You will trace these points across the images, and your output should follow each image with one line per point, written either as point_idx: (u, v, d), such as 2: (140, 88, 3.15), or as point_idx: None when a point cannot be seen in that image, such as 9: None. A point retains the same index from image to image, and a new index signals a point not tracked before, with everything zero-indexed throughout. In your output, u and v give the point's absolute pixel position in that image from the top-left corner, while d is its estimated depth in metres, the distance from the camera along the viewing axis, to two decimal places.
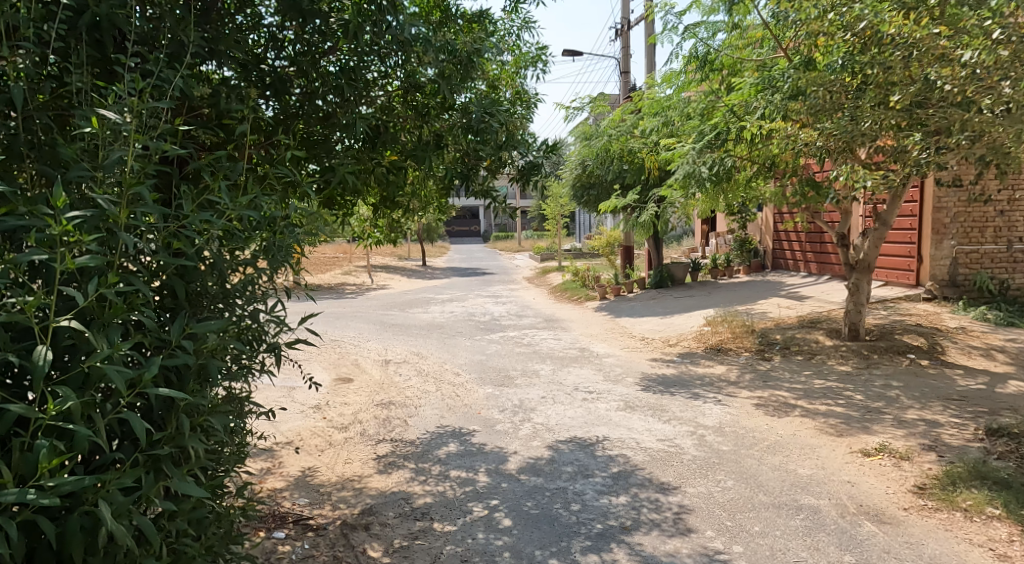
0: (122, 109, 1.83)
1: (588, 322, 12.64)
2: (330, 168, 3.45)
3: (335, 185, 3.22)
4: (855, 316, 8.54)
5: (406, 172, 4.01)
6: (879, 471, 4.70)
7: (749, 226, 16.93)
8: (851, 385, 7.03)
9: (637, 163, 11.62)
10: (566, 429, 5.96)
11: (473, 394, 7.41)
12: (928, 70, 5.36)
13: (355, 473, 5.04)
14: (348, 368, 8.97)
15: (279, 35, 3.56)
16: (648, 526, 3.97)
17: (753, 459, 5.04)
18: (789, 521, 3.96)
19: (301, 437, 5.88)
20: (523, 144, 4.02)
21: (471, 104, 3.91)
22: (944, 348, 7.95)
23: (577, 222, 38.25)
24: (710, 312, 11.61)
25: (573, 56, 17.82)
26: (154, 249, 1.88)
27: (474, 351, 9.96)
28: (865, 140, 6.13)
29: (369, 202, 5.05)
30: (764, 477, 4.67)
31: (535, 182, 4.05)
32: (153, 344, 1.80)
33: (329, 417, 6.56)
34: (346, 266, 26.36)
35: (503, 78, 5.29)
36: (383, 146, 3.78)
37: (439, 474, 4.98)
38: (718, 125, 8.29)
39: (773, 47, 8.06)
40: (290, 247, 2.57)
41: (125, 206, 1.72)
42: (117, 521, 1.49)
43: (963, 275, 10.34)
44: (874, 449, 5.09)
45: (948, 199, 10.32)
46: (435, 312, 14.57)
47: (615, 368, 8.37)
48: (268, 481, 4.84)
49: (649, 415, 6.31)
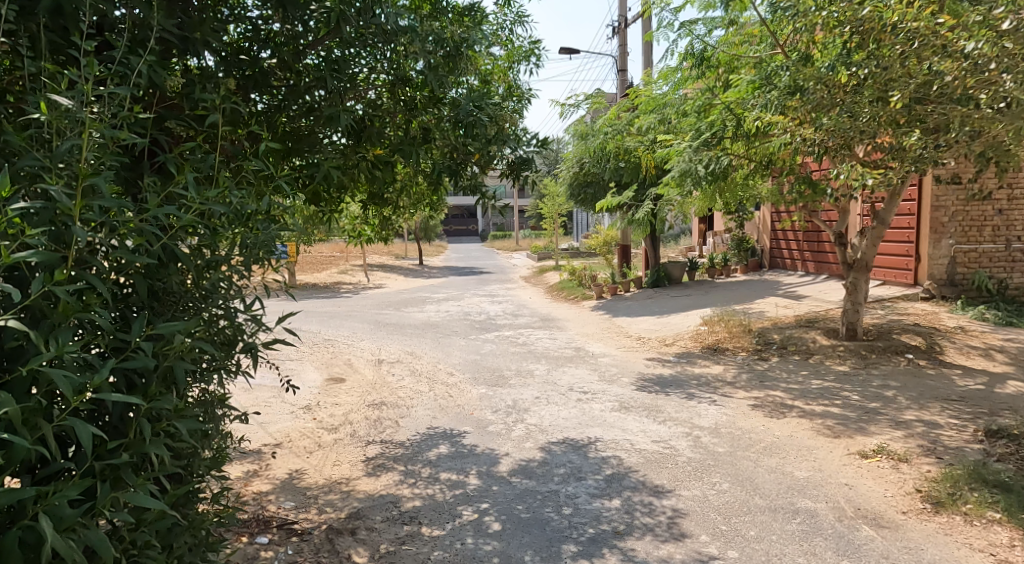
0: (77, 96, 1.73)
1: (584, 322, 12.55)
2: (314, 164, 3.36)
3: (319, 181, 3.14)
4: (853, 316, 8.45)
5: (394, 168, 3.93)
6: (878, 473, 4.61)
7: (746, 225, 16.85)
8: (848, 385, 6.95)
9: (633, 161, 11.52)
10: (560, 430, 5.87)
11: (466, 394, 7.32)
12: (929, 64, 5.23)
13: (343, 475, 4.95)
14: (340, 368, 8.87)
15: (263, 26, 3.48)
16: (642, 530, 3.88)
17: (749, 461, 4.96)
18: (785, 525, 3.87)
19: (290, 439, 5.78)
20: (513, 139, 3.92)
21: (460, 98, 3.82)
22: (942, 348, 7.87)
23: (574, 221, 38.19)
24: (707, 311, 11.53)
25: (569, 54, 17.74)
26: (113, 245, 1.78)
27: (468, 351, 9.88)
28: (863, 137, 6.05)
29: (357, 198, 4.96)
30: (760, 480, 4.57)
31: (526, 179, 3.97)
32: (111, 345, 1.71)
33: (319, 418, 6.47)
34: (342, 265, 26.23)
35: (496, 72, 5.20)
36: (369, 141, 3.68)
37: (429, 477, 4.88)
38: (714, 123, 8.20)
39: (771, 43, 7.97)
40: (267, 244, 2.47)
41: (78, 199, 1.62)
42: (61, 537, 1.40)
43: (961, 274, 10.26)
44: (872, 450, 5.01)
45: (946, 198, 10.25)
46: (430, 311, 14.47)
47: (610, 368, 8.28)
48: (254, 483, 4.74)
49: (644, 416, 6.23)
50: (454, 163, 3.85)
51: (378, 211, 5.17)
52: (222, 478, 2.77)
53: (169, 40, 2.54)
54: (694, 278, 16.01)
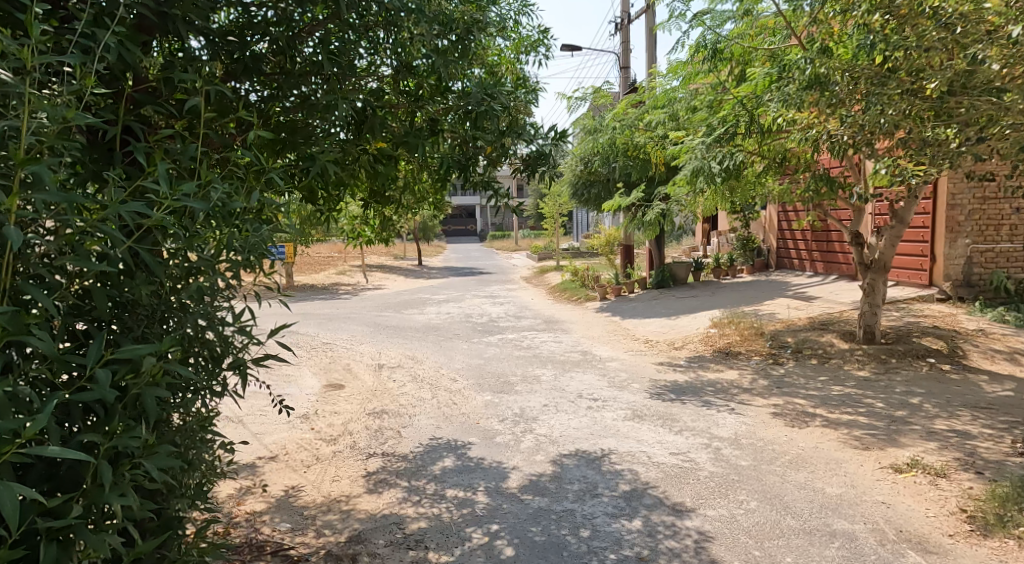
0: (17, 71, 1.44)
1: (589, 324, 12.24)
2: (310, 158, 3.05)
3: (316, 177, 2.84)
4: (871, 318, 8.15)
5: (398, 162, 3.63)
6: (916, 490, 4.30)
7: (752, 225, 16.55)
8: (870, 391, 6.65)
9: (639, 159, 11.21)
10: (571, 441, 5.56)
11: (470, 402, 7.01)
12: (969, 51, 4.91)
13: (342, 492, 4.63)
14: (339, 374, 8.55)
15: (255, 8, 3.17)
16: (668, 557, 3.57)
17: (776, 476, 4.65)
18: (823, 551, 3.56)
19: (287, 451, 5.47)
20: (528, 131, 3.60)
21: (469, 85, 3.52)
22: (965, 352, 7.56)
23: (574, 220, 37.88)
24: (716, 313, 11.22)
25: (571, 50, 17.46)
26: (65, 252, 1.49)
27: (471, 355, 9.56)
28: (892, 131, 5.74)
29: (356, 195, 4.63)
30: (789, 498, 4.27)
31: (542, 175, 3.66)
32: (60, 375, 1.42)
33: (317, 428, 6.15)
34: (340, 266, 25.94)
35: (504, 62, 4.88)
36: (370, 133, 3.36)
37: (434, 494, 4.57)
38: (728, 118, 7.90)
39: (786, 35, 7.69)
40: (259, 244, 2.17)
41: (13, 195, 1.33)
42: None
43: (978, 275, 9.95)
44: (906, 464, 4.70)
45: (963, 196, 9.96)
46: (431, 313, 14.14)
47: (620, 374, 7.97)
48: (247, 502, 4.42)
49: (659, 426, 5.93)
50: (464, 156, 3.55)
51: (380, 210, 4.86)
52: (209, 511, 2.47)
53: (143, 13, 2.22)
54: (700, 278, 15.70)
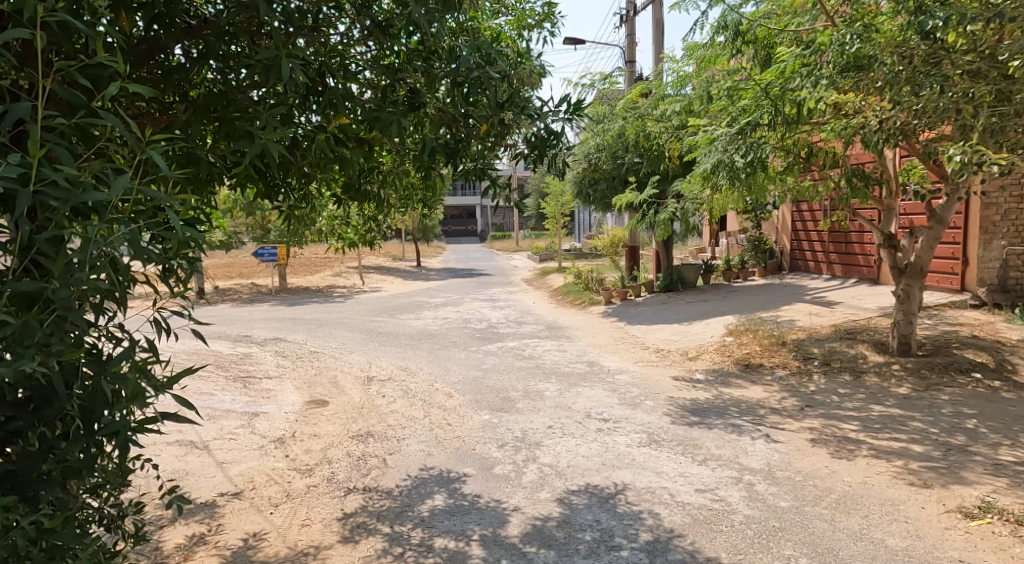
0: None
1: (595, 330, 11.53)
2: (248, 136, 2.30)
3: (254, 158, 2.15)
4: (906, 328, 7.43)
5: (373, 145, 2.96)
6: (997, 544, 3.59)
7: (764, 225, 15.82)
8: (916, 414, 5.92)
9: (652, 154, 10.52)
10: (581, 474, 4.84)
11: (467, 423, 6.29)
12: None
13: (311, 542, 3.92)
14: (324, 388, 7.84)
15: None
16: None
17: (825, 523, 3.93)
18: None
19: (254, 487, 4.76)
20: (536, 107, 2.89)
21: (460, 44, 2.84)
22: (1015, 366, 6.83)
23: (576, 220, 37.16)
24: (731, 320, 10.49)
25: (575, 43, 16.72)
26: None
27: (469, 366, 8.84)
28: (954, 116, 5.07)
29: (326, 187, 3.94)
30: (846, 553, 3.56)
31: (552, 162, 2.97)
32: None
33: (292, 456, 5.44)
34: (335, 268, 25.20)
35: (505, 36, 4.19)
36: (331, 106, 2.64)
37: (420, 544, 3.86)
38: (752, 107, 7.28)
39: (814, 15, 7.03)
40: (123, 244, 1.64)
41: None
42: None
43: (1014, 279, 9.11)
44: (977, 508, 3.98)
45: (999, 195, 9.19)
46: (427, 319, 13.41)
47: (632, 390, 7.26)
48: (196, 557, 3.71)
49: (680, 455, 5.21)
50: (457, 133, 2.87)
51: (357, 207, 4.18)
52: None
53: None
54: (710, 280, 14.96)
